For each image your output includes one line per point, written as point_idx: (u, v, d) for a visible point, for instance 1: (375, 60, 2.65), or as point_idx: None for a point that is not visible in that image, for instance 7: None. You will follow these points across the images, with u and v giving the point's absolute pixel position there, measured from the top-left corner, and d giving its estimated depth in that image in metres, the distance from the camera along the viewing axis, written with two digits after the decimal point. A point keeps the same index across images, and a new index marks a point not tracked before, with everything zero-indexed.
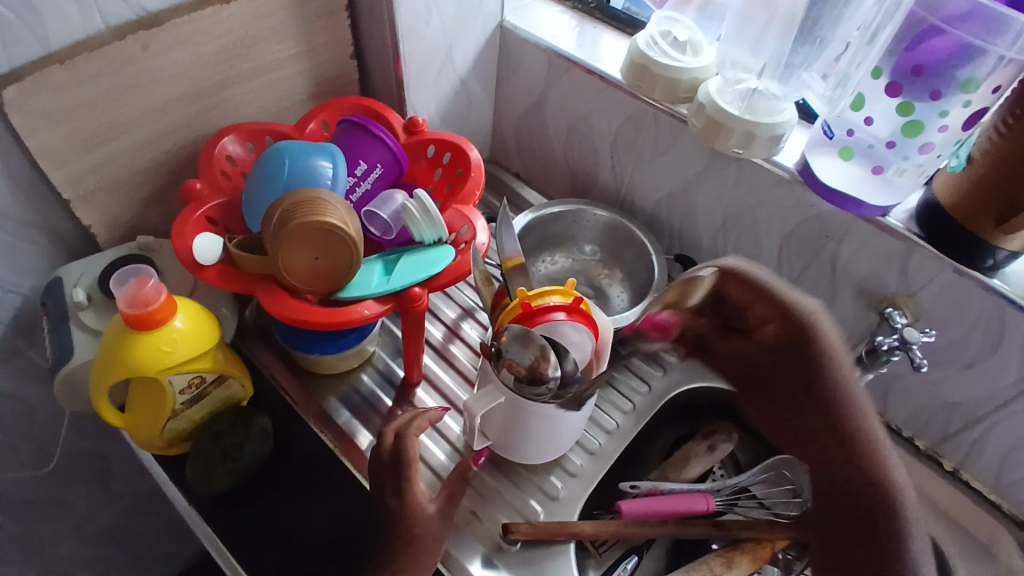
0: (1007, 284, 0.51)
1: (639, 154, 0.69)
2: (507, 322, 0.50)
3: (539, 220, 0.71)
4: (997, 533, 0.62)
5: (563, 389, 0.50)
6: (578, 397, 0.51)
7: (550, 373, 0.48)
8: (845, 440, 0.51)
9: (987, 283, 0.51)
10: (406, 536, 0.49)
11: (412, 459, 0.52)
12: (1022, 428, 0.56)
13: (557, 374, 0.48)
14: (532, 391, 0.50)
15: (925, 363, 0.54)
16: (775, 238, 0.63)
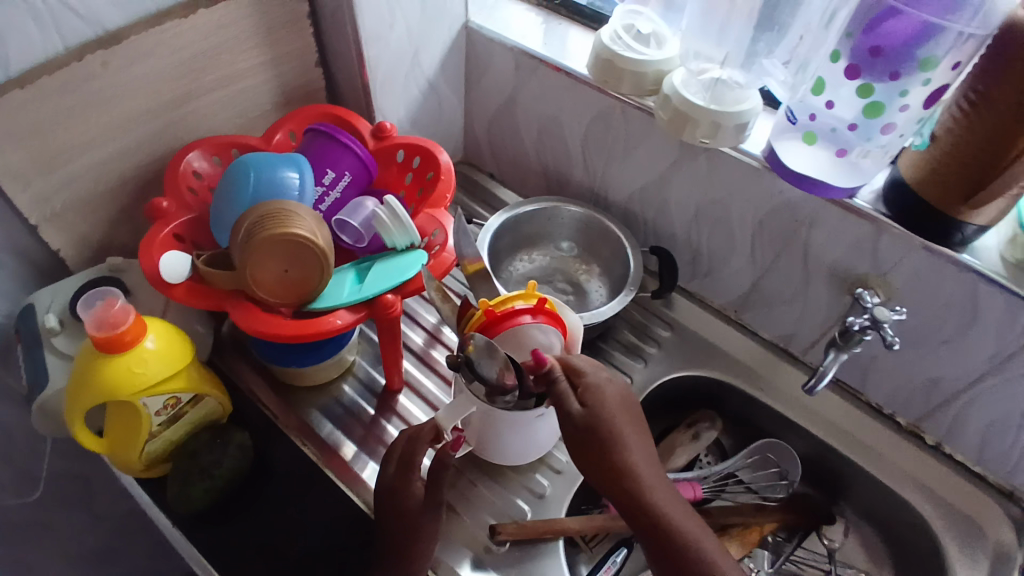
0: (977, 258, 0.52)
1: (610, 149, 0.70)
2: (472, 330, 0.50)
3: (513, 219, 0.71)
4: (984, 506, 0.62)
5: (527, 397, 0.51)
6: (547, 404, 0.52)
7: (514, 381, 0.49)
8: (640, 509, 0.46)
9: (957, 259, 0.51)
10: (411, 532, 0.50)
11: (421, 463, 0.52)
12: (1000, 401, 0.57)
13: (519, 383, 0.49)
14: (502, 398, 0.51)
15: (898, 341, 0.54)
16: (747, 226, 0.63)
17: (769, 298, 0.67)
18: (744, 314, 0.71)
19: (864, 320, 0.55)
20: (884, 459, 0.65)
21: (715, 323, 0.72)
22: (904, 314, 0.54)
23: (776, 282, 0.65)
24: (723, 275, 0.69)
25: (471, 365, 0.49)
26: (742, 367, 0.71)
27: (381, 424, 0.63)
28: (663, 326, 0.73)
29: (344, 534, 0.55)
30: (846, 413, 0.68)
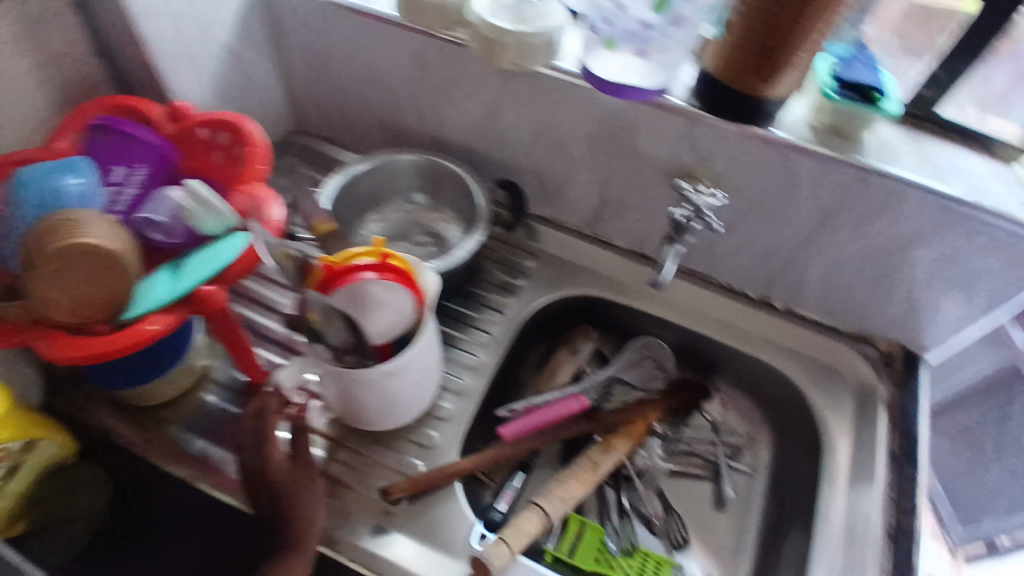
0: (786, 132, 0.54)
1: (433, 88, 0.66)
2: (315, 287, 0.49)
3: (348, 181, 0.65)
4: (838, 353, 0.68)
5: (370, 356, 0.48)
6: (397, 360, 0.49)
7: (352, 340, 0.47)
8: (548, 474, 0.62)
9: (768, 135, 0.54)
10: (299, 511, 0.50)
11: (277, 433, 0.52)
12: (826, 257, 0.62)
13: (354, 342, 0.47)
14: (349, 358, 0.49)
15: (719, 226, 0.57)
16: (580, 141, 0.62)
17: (620, 209, 0.67)
18: (599, 228, 0.71)
19: (690, 211, 0.57)
20: (745, 333, 0.71)
21: (577, 244, 0.73)
22: (721, 198, 0.56)
23: (619, 192, 0.66)
24: (570, 197, 0.69)
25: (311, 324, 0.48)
26: (608, 278, 0.73)
27: None
28: (527, 258, 0.74)
29: (239, 541, 0.54)
30: (708, 301, 0.72)
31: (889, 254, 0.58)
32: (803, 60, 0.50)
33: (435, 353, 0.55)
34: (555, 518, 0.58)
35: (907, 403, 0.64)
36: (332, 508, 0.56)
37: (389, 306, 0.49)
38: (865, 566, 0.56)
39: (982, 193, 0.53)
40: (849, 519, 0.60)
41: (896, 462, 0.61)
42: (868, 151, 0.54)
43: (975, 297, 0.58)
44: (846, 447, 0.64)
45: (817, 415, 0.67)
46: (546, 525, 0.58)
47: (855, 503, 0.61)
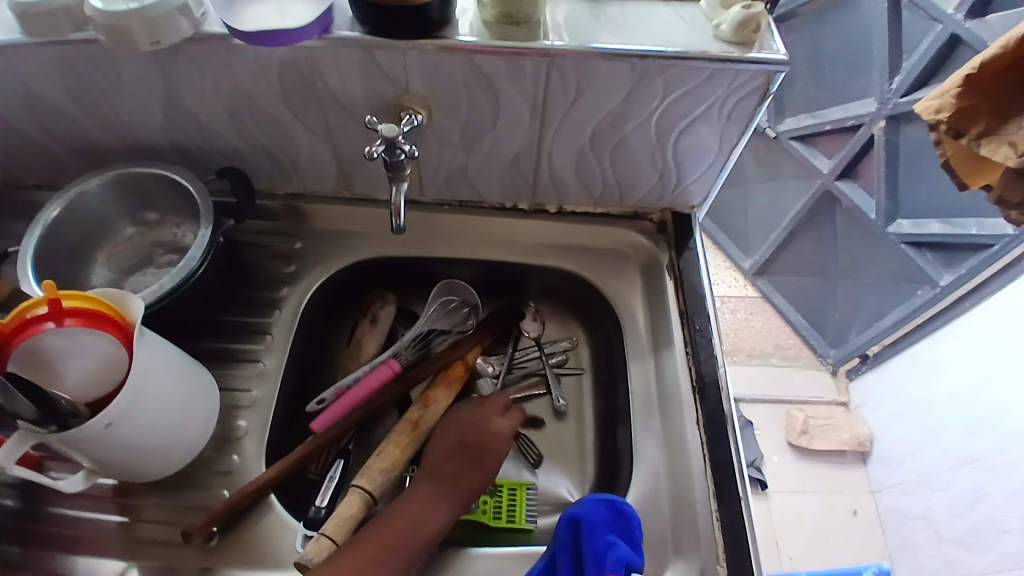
0: (472, 35, 0.52)
1: (99, 95, 0.58)
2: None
3: (48, 230, 0.58)
4: (616, 234, 0.72)
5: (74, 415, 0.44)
6: (116, 407, 0.44)
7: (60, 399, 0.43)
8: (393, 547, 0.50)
9: (453, 43, 0.51)
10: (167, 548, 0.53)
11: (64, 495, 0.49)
12: (565, 146, 0.62)
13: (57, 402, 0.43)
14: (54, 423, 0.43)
15: (416, 147, 0.53)
16: (278, 104, 0.57)
17: (358, 161, 0.64)
18: (355, 187, 0.68)
19: (384, 143, 0.51)
20: (534, 246, 0.72)
21: (340, 210, 0.70)
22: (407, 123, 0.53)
23: (349, 145, 0.62)
24: (308, 163, 0.65)
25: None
26: (387, 234, 0.71)
27: (50, 510, 0.56)
28: (294, 238, 0.70)
29: None
30: (489, 225, 0.71)
31: (615, 128, 0.60)
32: None
33: (173, 378, 0.50)
34: (379, 493, 0.56)
35: (687, 261, 0.68)
36: (148, 566, 0.52)
37: (85, 354, 0.46)
38: (682, 422, 0.60)
39: (666, 37, 0.54)
40: (659, 381, 0.63)
41: (685, 319, 0.65)
42: (549, 31, 0.53)
43: (703, 143, 0.62)
44: (645, 317, 0.68)
45: (616, 298, 0.69)
46: (371, 503, 0.55)
47: (665, 368, 0.64)
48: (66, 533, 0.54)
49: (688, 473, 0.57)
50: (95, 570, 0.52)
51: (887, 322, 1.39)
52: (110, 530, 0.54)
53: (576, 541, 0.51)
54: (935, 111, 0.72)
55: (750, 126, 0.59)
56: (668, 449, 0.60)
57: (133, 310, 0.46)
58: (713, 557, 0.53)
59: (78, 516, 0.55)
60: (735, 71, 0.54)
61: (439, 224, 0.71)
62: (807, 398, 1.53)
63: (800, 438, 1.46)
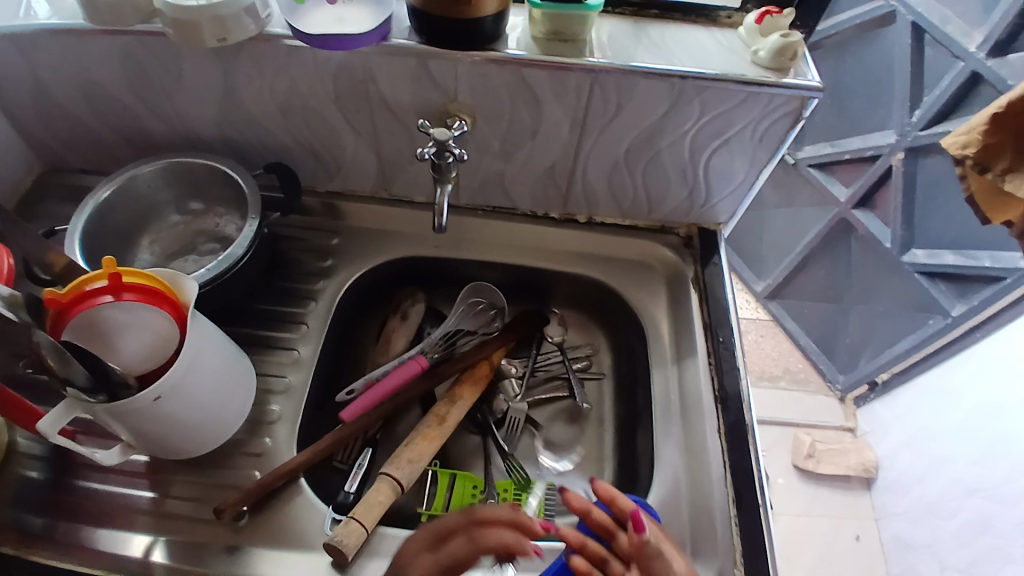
0: (522, 49, 0.55)
1: (159, 87, 0.61)
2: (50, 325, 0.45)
3: (99, 211, 0.60)
4: (642, 247, 0.74)
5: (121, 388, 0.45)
6: (165, 381, 0.46)
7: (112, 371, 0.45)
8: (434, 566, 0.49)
9: (505, 55, 0.54)
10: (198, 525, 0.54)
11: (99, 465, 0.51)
12: (601, 159, 0.64)
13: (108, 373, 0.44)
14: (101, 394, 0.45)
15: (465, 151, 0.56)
16: (330, 105, 0.60)
17: (398, 163, 0.67)
18: (393, 188, 0.71)
19: (435, 145, 0.54)
20: (562, 254, 0.74)
21: (377, 209, 0.72)
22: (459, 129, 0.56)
23: (392, 147, 0.65)
24: (350, 163, 0.68)
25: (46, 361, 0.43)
26: (420, 235, 0.73)
27: (81, 483, 0.57)
28: (330, 234, 0.72)
29: None
30: (519, 232, 0.74)
31: (650, 143, 0.62)
32: None
33: (218, 359, 0.52)
34: (407, 482, 0.57)
35: (712, 276, 0.71)
36: (177, 542, 0.53)
37: (136, 329, 0.47)
38: (702, 431, 0.62)
39: (704, 59, 0.57)
40: (681, 390, 0.65)
41: (708, 331, 0.67)
42: (594, 48, 0.56)
43: (733, 163, 0.64)
44: (668, 328, 0.70)
45: (640, 308, 0.71)
46: (399, 492, 0.57)
47: (686, 378, 0.66)
48: (99, 506, 0.56)
49: (707, 480, 0.59)
50: (126, 543, 0.53)
51: (899, 350, 1.39)
52: (142, 506, 0.56)
53: None
54: (962, 146, 0.74)
55: (780, 149, 0.61)
56: (688, 456, 0.61)
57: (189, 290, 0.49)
58: (729, 561, 0.55)
59: (110, 490, 0.56)
60: (771, 95, 0.56)
61: (471, 228, 0.73)
62: (814, 422, 1.54)
63: (806, 462, 1.46)
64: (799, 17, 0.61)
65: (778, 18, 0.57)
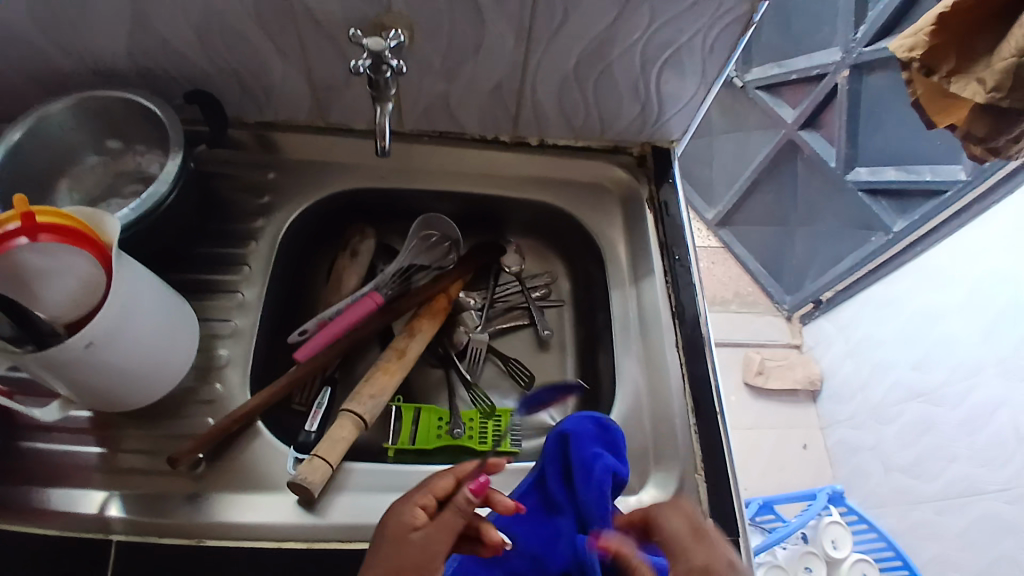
0: None
1: (45, 4, 0.53)
2: None
3: (1, 152, 0.54)
4: (595, 169, 0.72)
5: (51, 338, 0.42)
6: (99, 325, 0.43)
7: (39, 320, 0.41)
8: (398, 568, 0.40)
9: None
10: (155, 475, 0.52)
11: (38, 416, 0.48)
12: (550, 75, 0.61)
13: (32, 323, 0.41)
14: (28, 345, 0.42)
15: (405, 64, 0.52)
16: (250, 21, 0.54)
17: (333, 87, 0.62)
18: (330, 116, 0.66)
19: (371, 57, 0.51)
20: (514, 180, 0.72)
21: (314, 140, 0.68)
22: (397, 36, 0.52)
23: (324, 69, 0.60)
24: (280, 89, 0.62)
25: None
26: (364, 167, 0.69)
27: (23, 446, 0.53)
28: (267, 169, 0.67)
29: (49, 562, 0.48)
30: (469, 158, 0.71)
31: (599, 55, 0.59)
32: None
33: (155, 301, 0.48)
34: (371, 417, 0.56)
35: (666, 194, 0.70)
36: (133, 495, 0.51)
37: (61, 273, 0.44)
38: (661, 346, 0.63)
39: None
40: (639, 308, 0.66)
41: (664, 250, 0.67)
42: None
43: (684, 74, 0.62)
44: (625, 249, 0.69)
45: (596, 231, 0.70)
46: (363, 427, 0.56)
47: (645, 297, 0.66)
48: (42, 466, 0.52)
49: (667, 392, 0.60)
50: (76, 501, 0.51)
51: (843, 267, 1.46)
52: (90, 462, 0.53)
53: (562, 450, 0.52)
54: (908, 49, 0.74)
55: (731, 56, 0.60)
56: (648, 371, 0.62)
57: (111, 229, 0.44)
58: (691, 466, 0.57)
59: (54, 449, 0.53)
60: None
61: (418, 156, 0.70)
62: (764, 341, 1.62)
63: (756, 378, 1.54)
64: None
65: None
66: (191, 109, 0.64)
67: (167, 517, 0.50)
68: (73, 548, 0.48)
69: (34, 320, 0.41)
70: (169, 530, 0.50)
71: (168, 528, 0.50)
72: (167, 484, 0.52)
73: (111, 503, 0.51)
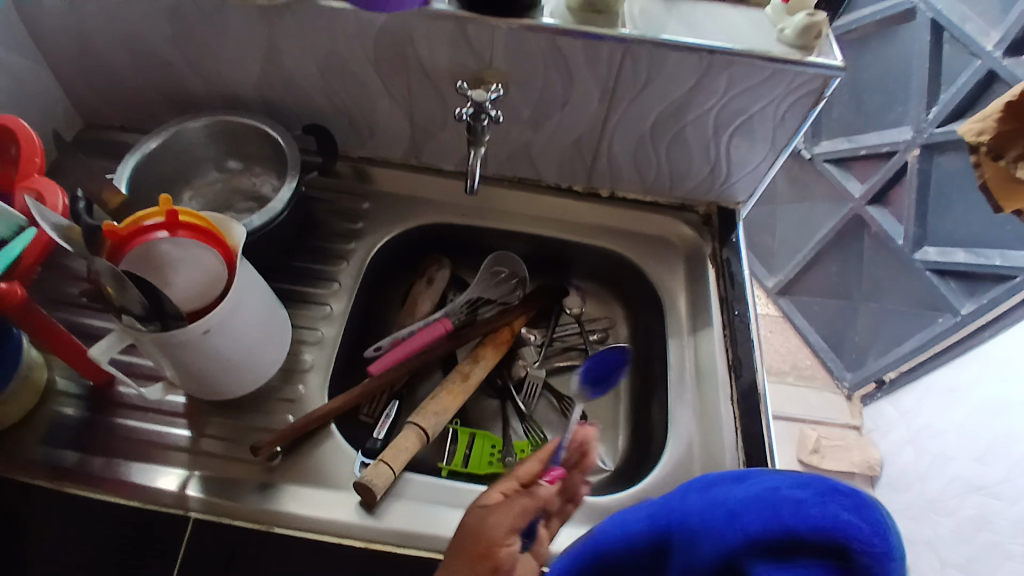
0: (557, 19, 0.57)
1: (205, 45, 0.63)
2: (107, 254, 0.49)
3: (144, 161, 0.63)
4: (662, 223, 0.76)
5: (170, 320, 0.48)
6: (214, 316, 0.49)
7: (165, 304, 0.47)
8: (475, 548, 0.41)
9: (541, 25, 0.56)
10: (234, 462, 0.57)
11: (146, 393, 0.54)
12: (627, 133, 0.67)
13: (159, 305, 0.47)
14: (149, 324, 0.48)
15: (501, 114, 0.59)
16: (369, 69, 0.63)
17: (430, 131, 0.69)
18: (423, 156, 0.74)
19: (474, 107, 0.57)
20: (583, 226, 0.76)
21: (406, 176, 0.75)
22: (498, 90, 0.58)
23: (425, 114, 0.67)
24: (384, 129, 0.70)
25: (101, 290, 0.45)
26: (448, 203, 0.76)
27: (117, 422, 0.59)
28: (362, 198, 0.75)
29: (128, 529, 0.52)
30: (543, 204, 0.76)
31: (675, 118, 0.64)
32: None
33: (261, 302, 0.55)
34: (433, 432, 0.60)
35: (730, 253, 0.73)
36: (211, 477, 0.56)
37: (188, 264, 0.50)
38: (716, 397, 0.64)
39: (732, 34, 0.59)
40: (696, 359, 0.67)
41: (724, 305, 0.70)
42: (626, 21, 0.58)
43: (755, 141, 0.66)
44: (686, 302, 0.72)
45: (658, 281, 0.73)
46: (425, 440, 0.59)
47: (702, 348, 0.68)
48: (137, 440, 0.58)
49: (720, 444, 0.61)
50: (161, 475, 0.56)
51: (908, 347, 1.42)
52: (178, 442, 0.58)
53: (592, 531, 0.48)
54: (977, 133, 0.79)
55: (802, 127, 0.63)
56: (702, 422, 0.63)
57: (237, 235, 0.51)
58: None
59: (147, 427, 0.59)
60: (795, 73, 0.58)
61: (497, 198, 0.76)
62: (820, 418, 1.57)
63: (812, 457, 1.49)
64: None
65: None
66: (305, 142, 0.73)
67: (240, 501, 0.55)
68: (152, 518, 0.53)
69: (161, 302, 0.47)
70: (241, 514, 0.54)
71: (240, 512, 0.54)
72: (244, 471, 0.57)
73: (193, 482, 0.56)
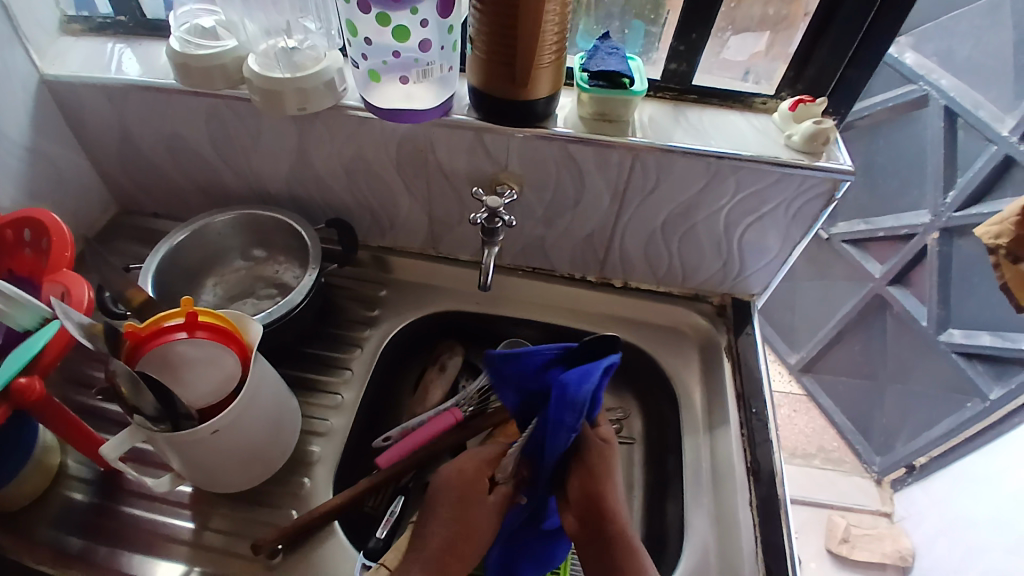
0: (570, 128, 0.60)
1: (238, 145, 0.67)
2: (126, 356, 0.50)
3: (172, 252, 0.66)
4: (677, 315, 0.76)
5: (182, 419, 0.49)
6: (226, 416, 0.50)
7: (177, 403, 0.48)
8: (603, 491, 0.53)
9: (555, 134, 0.59)
10: (236, 558, 0.56)
11: (154, 483, 0.53)
12: (639, 230, 0.68)
13: (170, 404, 0.47)
14: (158, 423, 0.48)
15: (515, 218, 0.61)
16: (390, 170, 0.66)
17: (447, 224, 0.72)
18: (440, 247, 0.76)
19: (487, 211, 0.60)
20: (595, 316, 0.77)
21: (423, 265, 0.77)
22: (512, 197, 0.61)
23: (442, 210, 0.70)
24: (403, 222, 0.73)
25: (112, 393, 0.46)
26: (462, 293, 0.77)
27: (124, 510, 0.59)
28: (380, 286, 0.77)
29: None
30: (557, 293, 0.77)
31: (686, 217, 0.65)
32: (551, 63, 0.54)
33: (272, 397, 0.55)
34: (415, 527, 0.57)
35: (746, 346, 0.72)
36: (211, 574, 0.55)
37: (206, 363, 0.52)
38: (734, 501, 0.62)
39: (741, 142, 0.61)
40: (713, 459, 0.66)
41: (741, 402, 0.68)
42: (636, 128, 0.61)
43: (768, 238, 0.66)
44: (701, 396, 0.71)
45: (673, 374, 0.72)
46: None
47: (719, 447, 0.66)
48: (142, 530, 0.58)
49: (739, 553, 0.58)
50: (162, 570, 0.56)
51: (939, 431, 1.36)
52: (181, 535, 0.58)
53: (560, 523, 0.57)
54: (995, 236, 0.79)
55: (814, 226, 0.64)
56: (719, 527, 0.61)
57: (254, 332, 0.53)
58: None
59: (154, 517, 0.59)
60: (804, 177, 0.59)
61: (511, 287, 0.77)
62: (849, 504, 1.52)
63: (841, 546, 1.44)
64: (832, 106, 0.65)
65: (811, 106, 0.61)
66: (327, 233, 0.76)
67: None
68: None
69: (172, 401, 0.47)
70: None
71: None
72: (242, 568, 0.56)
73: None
